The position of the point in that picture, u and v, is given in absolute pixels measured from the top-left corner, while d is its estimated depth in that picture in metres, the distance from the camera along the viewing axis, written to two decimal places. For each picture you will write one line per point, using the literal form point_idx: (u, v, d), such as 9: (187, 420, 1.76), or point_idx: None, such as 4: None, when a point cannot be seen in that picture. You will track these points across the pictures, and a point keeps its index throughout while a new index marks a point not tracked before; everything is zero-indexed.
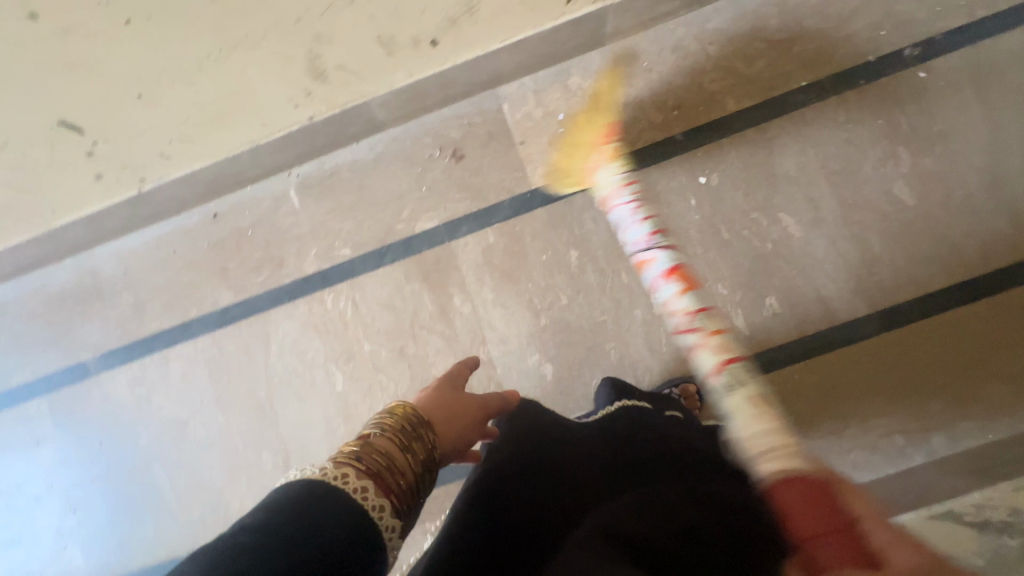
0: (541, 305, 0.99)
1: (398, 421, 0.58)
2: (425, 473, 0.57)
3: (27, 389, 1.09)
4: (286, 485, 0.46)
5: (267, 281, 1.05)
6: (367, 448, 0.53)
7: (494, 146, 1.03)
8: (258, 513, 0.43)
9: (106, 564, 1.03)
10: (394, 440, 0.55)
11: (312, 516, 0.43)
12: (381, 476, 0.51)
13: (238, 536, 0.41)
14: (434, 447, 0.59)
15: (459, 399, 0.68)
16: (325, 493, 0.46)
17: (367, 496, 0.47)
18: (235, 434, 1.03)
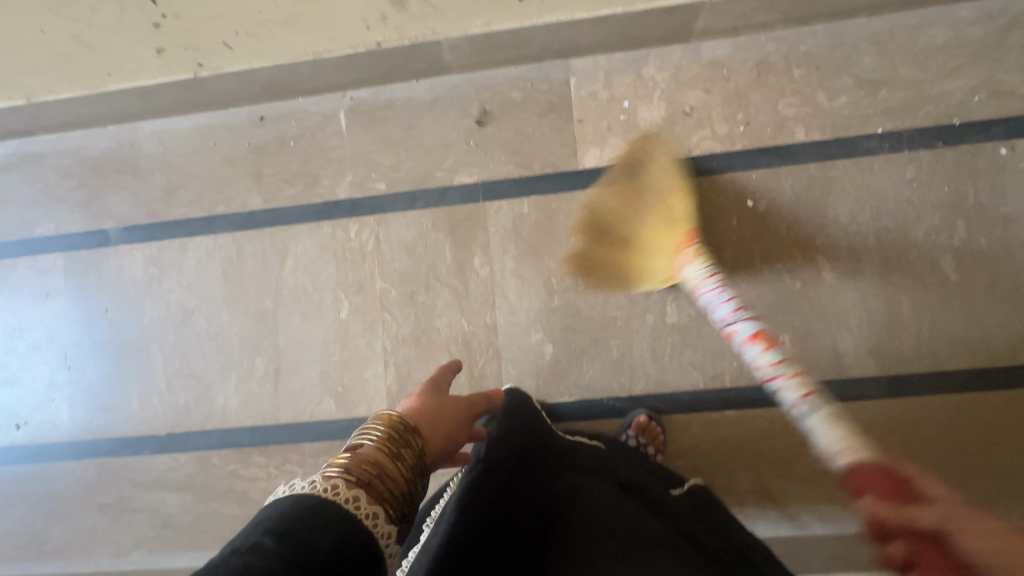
0: (558, 287, 0.98)
1: (387, 427, 0.61)
2: (416, 476, 0.60)
3: (48, 243, 1.11)
4: (276, 507, 0.47)
5: (298, 195, 1.05)
6: (356, 460, 0.55)
7: (551, 117, 1.01)
8: (254, 535, 0.44)
9: (88, 425, 1.07)
10: (384, 449, 0.58)
11: (307, 533, 0.44)
12: (373, 485, 0.53)
13: (236, 557, 0.41)
14: (422, 451, 0.62)
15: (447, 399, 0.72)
16: (318, 508, 0.47)
17: (360, 505, 0.49)
18: (234, 335, 1.05)
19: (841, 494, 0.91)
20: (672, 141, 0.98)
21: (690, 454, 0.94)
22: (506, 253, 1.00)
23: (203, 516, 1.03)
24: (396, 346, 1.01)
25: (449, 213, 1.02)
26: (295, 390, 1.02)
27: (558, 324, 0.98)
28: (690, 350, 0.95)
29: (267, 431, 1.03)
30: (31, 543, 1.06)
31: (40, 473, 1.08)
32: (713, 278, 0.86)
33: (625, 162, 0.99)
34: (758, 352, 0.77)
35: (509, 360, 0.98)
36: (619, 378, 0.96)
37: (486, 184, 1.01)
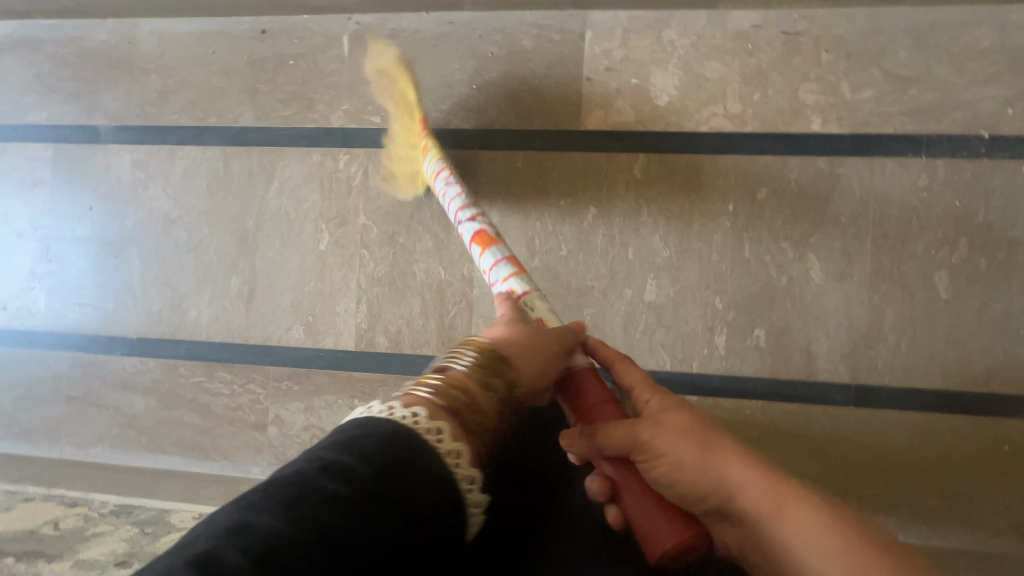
0: (540, 248, 0.96)
1: (475, 354, 0.58)
2: (505, 409, 0.56)
3: (38, 132, 1.10)
4: (359, 426, 0.45)
5: (291, 118, 1.03)
6: (444, 384, 0.53)
7: (560, 71, 0.96)
8: (342, 453, 0.42)
9: (64, 318, 1.09)
10: (474, 376, 0.55)
11: (391, 468, 0.41)
12: (456, 415, 0.50)
13: (323, 480, 0.39)
14: (513, 382, 0.57)
15: (537, 329, 0.64)
16: (400, 434, 0.44)
17: (443, 439, 0.46)
18: (213, 251, 1.04)
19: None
20: (680, 113, 0.93)
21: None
22: (493, 206, 0.97)
23: (165, 422, 1.05)
24: (370, 285, 1.00)
25: (441, 157, 0.99)
26: (266, 313, 1.03)
27: (534, 285, 0.96)
28: (662, 330, 0.93)
29: (235, 349, 1.04)
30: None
31: (15, 358, 1.10)
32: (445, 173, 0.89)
33: (628, 129, 0.95)
34: (479, 253, 0.79)
35: (480, 315, 0.97)
36: None
37: (483, 132, 0.98)
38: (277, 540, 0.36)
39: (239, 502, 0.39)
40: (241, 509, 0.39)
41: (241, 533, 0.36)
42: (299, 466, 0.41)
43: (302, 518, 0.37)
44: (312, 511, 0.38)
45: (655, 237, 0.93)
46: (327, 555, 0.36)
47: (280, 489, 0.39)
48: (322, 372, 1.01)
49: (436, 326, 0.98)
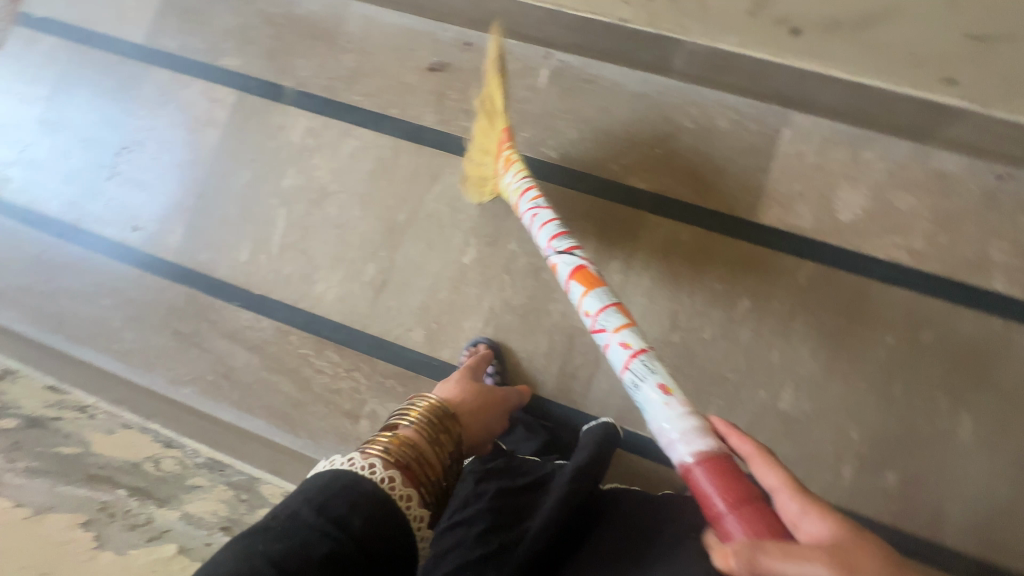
0: (682, 324, 0.95)
1: (424, 414, 0.63)
2: (451, 465, 0.63)
3: (227, 76, 1.14)
4: (318, 482, 0.51)
5: (471, 130, 1.04)
6: (396, 441, 0.58)
7: (748, 159, 0.96)
8: (293, 503, 0.49)
9: (195, 254, 1.11)
10: (424, 433, 0.61)
11: (341, 509, 0.49)
12: (409, 469, 0.56)
13: (265, 527, 0.46)
14: (456, 439, 0.65)
15: (483, 390, 0.75)
16: (353, 484, 0.51)
17: (394, 486, 0.53)
18: (358, 233, 1.05)
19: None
20: (861, 234, 0.92)
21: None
22: (646, 270, 0.97)
23: (261, 383, 1.05)
24: (502, 311, 1.00)
25: (608, 208, 0.99)
26: (391, 308, 1.03)
27: (666, 359, 0.95)
28: (787, 443, 0.90)
29: (351, 333, 1.03)
30: (103, 337, 1.11)
31: (136, 278, 1.12)
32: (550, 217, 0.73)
33: (803, 235, 0.94)
34: (579, 295, 0.66)
35: (604, 372, 0.96)
36: None
37: (655, 196, 0.98)
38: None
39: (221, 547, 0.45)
40: (230, 543, 0.45)
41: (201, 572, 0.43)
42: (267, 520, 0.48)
43: (260, 551, 0.44)
44: (267, 547, 0.44)
45: (805, 348, 0.91)
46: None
47: (249, 536, 0.46)
48: (430, 382, 1.00)
49: (557, 369, 0.97)
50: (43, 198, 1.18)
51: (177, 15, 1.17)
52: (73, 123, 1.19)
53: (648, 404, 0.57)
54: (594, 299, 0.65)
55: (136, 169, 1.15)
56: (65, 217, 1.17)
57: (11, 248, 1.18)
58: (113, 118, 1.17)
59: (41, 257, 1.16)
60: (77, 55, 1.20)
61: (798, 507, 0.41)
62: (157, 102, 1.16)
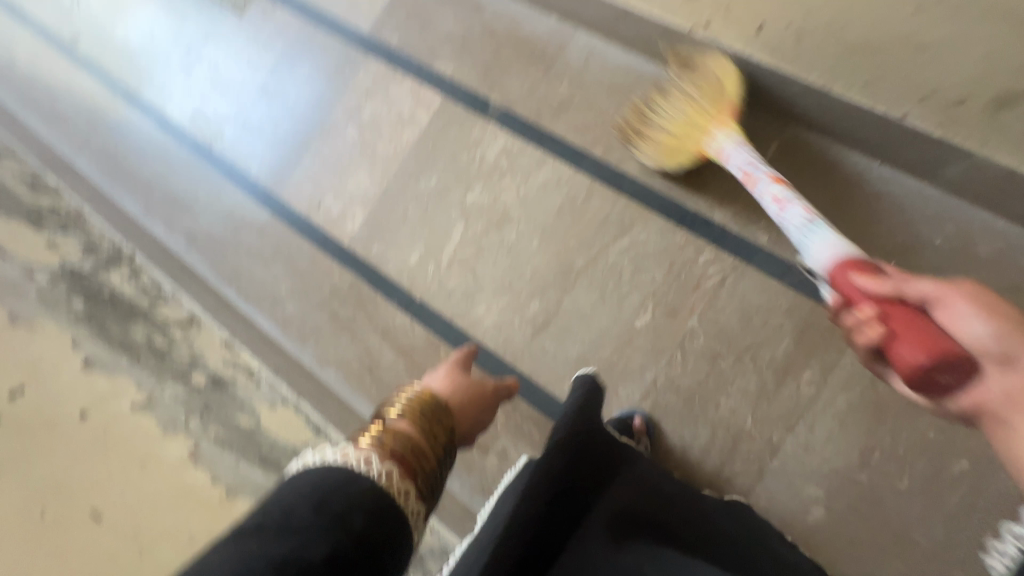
0: (875, 464, 0.83)
1: (413, 403, 0.60)
2: (444, 457, 0.59)
3: (437, 80, 1.16)
4: (311, 475, 0.47)
5: (675, 189, 0.98)
6: (388, 431, 0.55)
7: (1007, 299, 0.82)
8: (284, 500, 0.44)
9: (367, 245, 1.14)
10: (417, 423, 0.58)
11: (343, 507, 0.44)
12: (406, 458, 0.53)
13: (245, 539, 0.40)
14: (450, 430, 0.61)
15: (475, 383, 0.72)
16: (351, 480, 0.47)
17: (393, 481, 0.49)
18: (530, 267, 1.03)
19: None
20: None
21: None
22: (844, 391, 0.86)
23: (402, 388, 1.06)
24: (665, 388, 0.93)
25: (814, 310, 0.89)
26: (547, 352, 0.99)
27: (846, 498, 0.83)
28: None
29: (500, 364, 1.01)
30: (267, 301, 1.17)
31: (309, 254, 1.17)
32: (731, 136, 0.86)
33: None
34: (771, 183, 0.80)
35: (767, 488, 0.86)
36: None
37: None
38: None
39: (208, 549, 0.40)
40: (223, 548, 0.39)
41: None
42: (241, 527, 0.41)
43: (255, 551, 0.38)
44: (263, 548, 0.39)
45: None
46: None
47: (239, 537, 0.40)
48: None
49: (711, 469, 0.89)
50: (246, 158, 1.27)
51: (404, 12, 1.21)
52: (287, 96, 1.27)
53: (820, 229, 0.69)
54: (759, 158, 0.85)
55: (332, 150, 1.21)
56: (261, 181, 1.25)
57: (210, 197, 1.28)
58: (323, 98, 1.24)
59: (233, 212, 1.25)
60: (306, 33, 1.28)
61: (987, 330, 0.47)
62: (366, 91, 1.21)
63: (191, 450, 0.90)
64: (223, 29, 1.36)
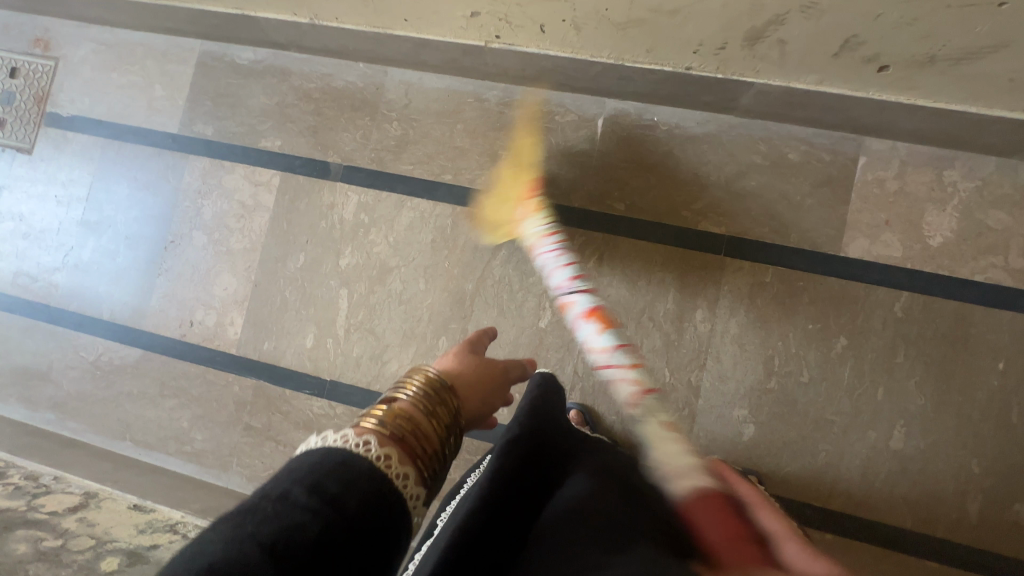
0: (779, 369, 0.92)
1: (422, 387, 0.54)
2: (449, 441, 0.53)
3: (270, 157, 1.11)
4: (309, 458, 0.40)
5: (531, 189, 1.02)
6: (389, 411, 0.49)
7: (825, 191, 0.93)
8: (287, 482, 0.37)
9: (257, 344, 1.07)
10: (419, 406, 0.52)
11: (352, 497, 0.37)
12: (405, 441, 0.47)
13: (244, 523, 0.33)
14: (456, 413, 0.55)
15: (487, 362, 0.66)
16: (347, 465, 0.40)
17: (391, 464, 0.42)
18: (426, 307, 1.02)
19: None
20: (955, 258, 0.89)
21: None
22: (733, 315, 0.94)
23: None
24: (587, 372, 0.96)
25: (684, 255, 0.96)
26: None
27: (767, 407, 0.91)
28: (907, 483, 0.87)
29: None
30: (173, 440, 1.08)
31: (199, 376, 1.09)
32: (549, 234, 0.96)
33: (893, 264, 0.91)
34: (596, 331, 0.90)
35: (702, 427, 0.93)
36: (817, 485, 0.89)
37: (733, 238, 0.95)
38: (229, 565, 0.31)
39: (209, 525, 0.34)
40: (217, 534, 0.33)
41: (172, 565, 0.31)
42: (249, 500, 0.36)
43: (248, 535, 0.33)
44: (262, 532, 0.33)
45: (911, 382, 0.88)
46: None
47: (236, 519, 0.34)
48: None
49: None
50: (91, 302, 1.15)
51: (210, 99, 1.15)
52: (114, 222, 1.16)
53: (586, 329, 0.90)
54: (604, 336, 0.89)
55: (185, 261, 1.12)
56: (118, 320, 1.13)
57: (65, 357, 1.14)
58: (155, 212, 1.15)
59: (97, 362, 1.13)
60: (111, 151, 1.18)
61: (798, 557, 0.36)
62: (200, 190, 1.14)
63: None
64: (16, 173, 1.22)
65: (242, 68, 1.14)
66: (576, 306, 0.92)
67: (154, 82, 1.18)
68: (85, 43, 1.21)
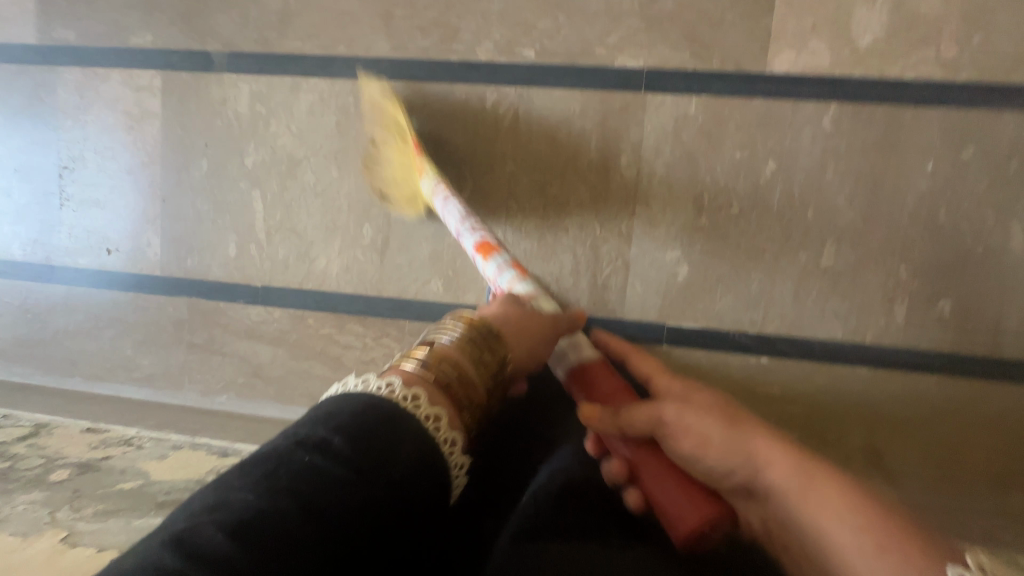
0: (708, 205, 0.89)
1: (471, 328, 0.63)
2: (492, 386, 0.62)
3: (145, 56, 1.00)
4: (348, 409, 0.48)
5: (432, 49, 0.92)
6: (436, 356, 0.58)
7: (747, 3, 0.85)
8: (322, 430, 0.46)
9: (181, 262, 1.03)
10: (466, 351, 0.60)
11: (384, 438, 0.47)
12: (449, 392, 0.56)
13: (301, 456, 0.44)
14: (501, 358, 0.64)
15: (533, 314, 0.70)
16: (388, 417, 0.49)
17: (439, 424, 0.52)
18: (344, 196, 0.97)
19: (965, 482, 0.87)
20: (885, 57, 0.83)
21: (824, 407, 0.90)
22: (659, 156, 0.89)
23: (294, 372, 1.02)
24: (517, 239, 0.94)
25: (604, 98, 0.89)
26: (401, 265, 0.97)
27: (700, 245, 0.90)
28: (837, 298, 0.88)
29: (368, 301, 0.98)
30: (120, 368, 1.07)
31: (130, 303, 1.06)
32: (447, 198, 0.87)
33: (820, 74, 0.85)
34: (482, 262, 0.83)
35: (637, 275, 0.92)
36: (752, 313, 0.90)
37: (652, 71, 0.88)
38: (259, 511, 0.40)
39: (232, 475, 0.43)
40: (244, 483, 0.42)
41: (219, 512, 0.40)
42: (289, 446, 0.46)
43: (286, 488, 0.42)
44: (294, 483, 0.42)
45: (840, 198, 0.86)
46: (308, 522, 0.40)
47: (272, 463, 0.44)
48: None
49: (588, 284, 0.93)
50: (1, 245, 1.09)
51: None
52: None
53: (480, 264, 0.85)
54: (492, 263, 0.83)
55: (85, 187, 1.05)
56: (33, 258, 1.08)
57: None
58: (39, 138, 1.05)
59: (25, 305, 1.09)
60: None
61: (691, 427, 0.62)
62: (79, 106, 1.03)
63: (66, 533, 0.70)
64: None
65: None
66: (471, 241, 0.85)
67: None
68: None
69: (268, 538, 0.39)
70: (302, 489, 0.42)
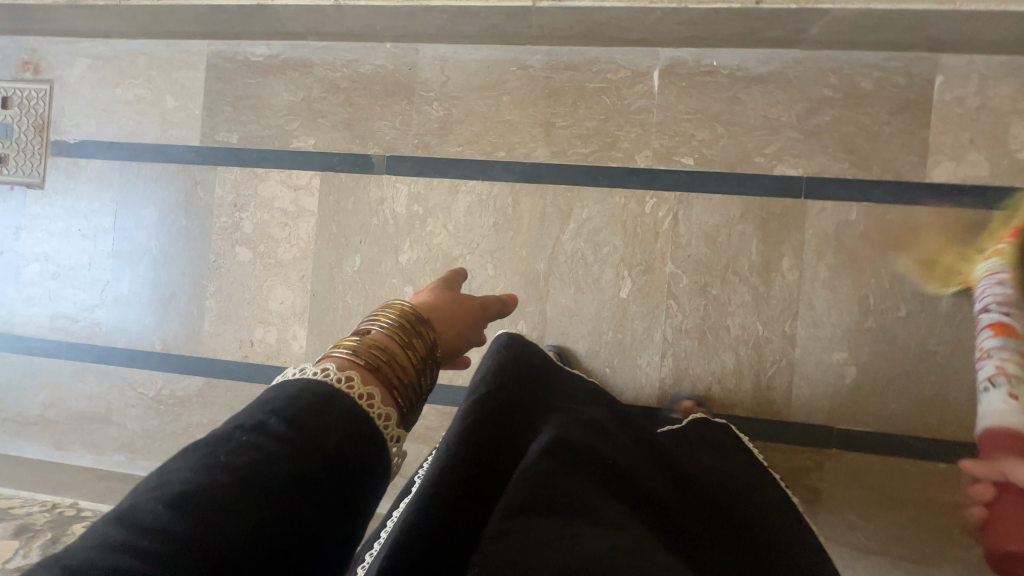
0: (874, 307, 0.90)
1: (397, 317, 0.53)
2: (429, 373, 0.54)
3: (306, 158, 1.04)
4: (283, 393, 0.40)
5: (591, 156, 0.96)
6: (365, 344, 0.49)
7: (903, 117, 0.89)
8: (259, 413, 0.39)
9: (327, 354, 1.03)
10: (397, 338, 0.51)
11: (315, 420, 0.38)
12: (381, 373, 0.47)
13: (237, 433, 0.37)
14: (436, 347, 0.55)
15: (459, 300, 0.63)
16: (327, 398, 0.41)
17: (372, 403, 0.43)
18: (500, 293, 0.98)
19: None
20: None
21: None
22: (821, 260, 0.91)
23: None
24: (677, 338, 0.94)
25: (763, 204, 0.92)
26: None
27: (866, 346, 0.90)
28: None
29: None
30: None
31: None
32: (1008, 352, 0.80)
33: (981, 183, 0.88)
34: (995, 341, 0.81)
35: (802, 376, 0.91)
36: (924, 417, 0.89)
37: (812, 180, 0.91)
38: (198, 485, 0.33)
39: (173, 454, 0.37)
40: (179, 459, 0.36)
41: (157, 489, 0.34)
42: (225, 428, 0.38)
43: (221, 463, 0.35)
44: (231, 459, 0.35)
45: None
46: (252, 499, 0.33)
47: (205, 448, 0.36)
48: None
49: (751, 384, 0.92)
50: (140, 334, 1.10)
51: (230, 104, 1.07)
52: (149, 248, 1.09)
53: (992, 403, 0.79)
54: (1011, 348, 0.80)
55: (233, 280, 1.06)
56: (173, 350, 1.08)
57: (123, 396, 1.10)
58: (191, 233, 1.08)
59: (159, 396, 1.09)
60: (130, 174, 1.10)
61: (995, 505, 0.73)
62: (235, 203, 1.07)
63: None
64: (30, 213, 1.13)
65: (258, 65, 1.06)
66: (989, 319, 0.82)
67: (163, 92, 1.09)
68: (78, 60, 1.11)
69: (206, 522, 0.32)
70: (234, 464, 0.35)
